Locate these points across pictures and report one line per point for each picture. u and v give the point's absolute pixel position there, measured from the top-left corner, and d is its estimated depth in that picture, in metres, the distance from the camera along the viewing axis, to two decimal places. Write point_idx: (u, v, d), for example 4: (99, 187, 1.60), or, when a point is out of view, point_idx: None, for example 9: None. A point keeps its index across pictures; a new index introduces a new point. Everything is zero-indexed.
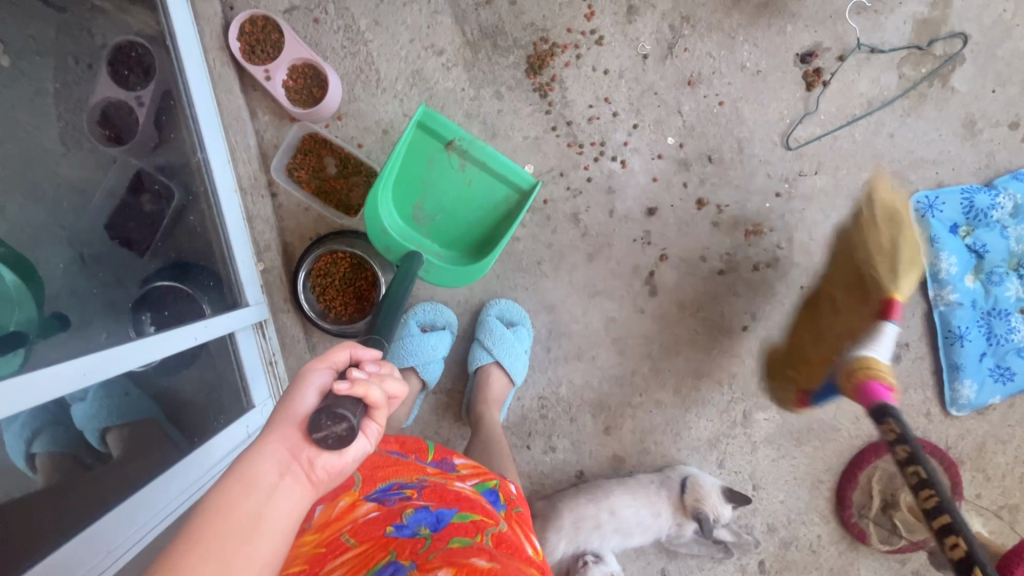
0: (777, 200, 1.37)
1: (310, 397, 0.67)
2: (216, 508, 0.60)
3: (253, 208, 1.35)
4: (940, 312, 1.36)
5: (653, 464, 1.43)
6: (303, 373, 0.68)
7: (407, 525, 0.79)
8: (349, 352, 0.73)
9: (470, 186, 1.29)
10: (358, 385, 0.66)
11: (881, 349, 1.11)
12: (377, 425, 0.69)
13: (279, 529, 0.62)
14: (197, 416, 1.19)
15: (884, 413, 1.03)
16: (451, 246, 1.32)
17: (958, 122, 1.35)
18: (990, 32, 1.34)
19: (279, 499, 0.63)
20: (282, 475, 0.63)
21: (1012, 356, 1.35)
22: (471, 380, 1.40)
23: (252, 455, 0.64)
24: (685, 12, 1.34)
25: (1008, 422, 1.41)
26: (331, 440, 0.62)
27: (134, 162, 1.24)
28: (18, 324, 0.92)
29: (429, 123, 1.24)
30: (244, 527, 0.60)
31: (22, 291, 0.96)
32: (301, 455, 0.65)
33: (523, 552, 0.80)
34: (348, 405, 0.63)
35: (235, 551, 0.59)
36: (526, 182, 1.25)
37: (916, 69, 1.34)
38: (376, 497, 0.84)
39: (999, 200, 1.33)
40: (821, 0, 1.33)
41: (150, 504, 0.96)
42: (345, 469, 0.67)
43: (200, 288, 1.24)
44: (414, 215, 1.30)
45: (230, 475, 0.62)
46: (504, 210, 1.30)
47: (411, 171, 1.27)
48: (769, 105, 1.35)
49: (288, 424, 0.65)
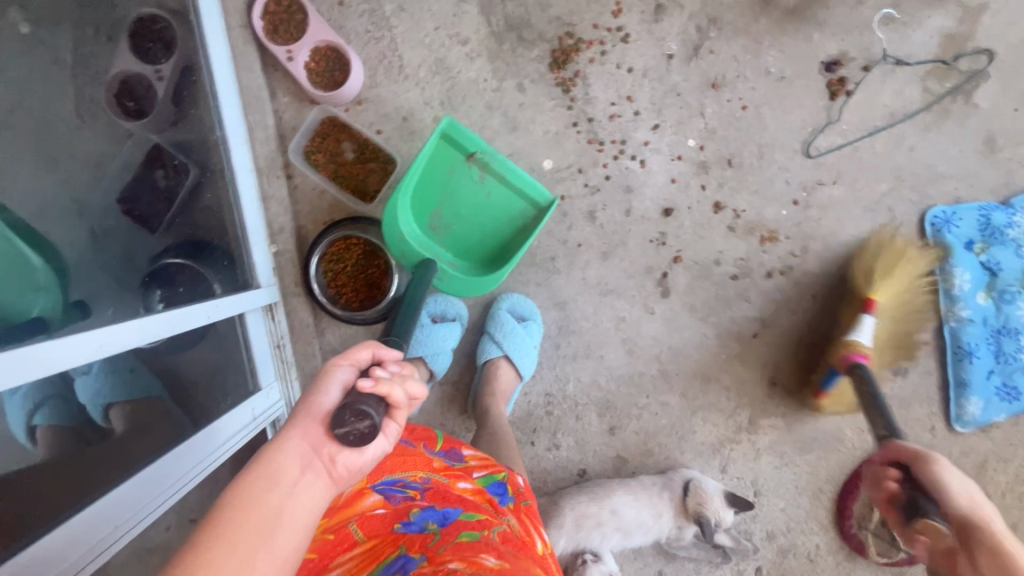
0: (794, 208, 1.36)
1: (333, 392, 0.68)
2: (238, 501, 0.59)
3: (268, 189, 1.33)
4: (951, 328, 1.36)
5: (656, 466, 1.43)
6: (327, 370, 0.70)
7: (414, 522, 0.80)
8: (372, 352, 0.75)
9: (488, 198, 1.29)
10: (382, 384, 0.66)
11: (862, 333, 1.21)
12: (396, 425, 0.69)
13: (300, 527, 0.61)
14: (203, 396, 1.17)
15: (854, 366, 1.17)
16: (465, 256, 1.32)
17: (978, 138, 1.35)
18: (1016, 50, 1.33)
19: (300, 495, 0.62)
20: (303, 470, 0.63)
21: (1019, 375, 1.35)
22: (479, 373, 1.39)
23: (274, 449, 0.63)
24: (712, 14, 1.33)
25: (1011, 441, 1.41)
26: (353, 436, 0.62)
27: (152, 137, 1.23)
28: (41, 310, 0.89)
29: (452, 134, 1.24)
30: (265, 520, 0.59)
31: (48, 279, 0.94)
32: (323, 451, 0.65)
33: (530, 550, 0.80)
34: (371, 402, 0.63)
35: (257, 543, 0.57)
36: (544, 198, 1.25)
37: (940, 83, 1.33)
38: (383, 490, 0.83)
39: (1016, 219, 1.33)
40: (850, 9, 1.32)
41: (148, 488, 0.95)
42: (363, 468, 0.67)
43: (212, 267, 1.23)
44: (431, 223, 1.30)
45: (252, 467, 0.62)
46: (520, 224, 1.30)
47: (431, 180, 1.27)
48: (791, 111, 1.34)
49: (311, 420, 0.66)
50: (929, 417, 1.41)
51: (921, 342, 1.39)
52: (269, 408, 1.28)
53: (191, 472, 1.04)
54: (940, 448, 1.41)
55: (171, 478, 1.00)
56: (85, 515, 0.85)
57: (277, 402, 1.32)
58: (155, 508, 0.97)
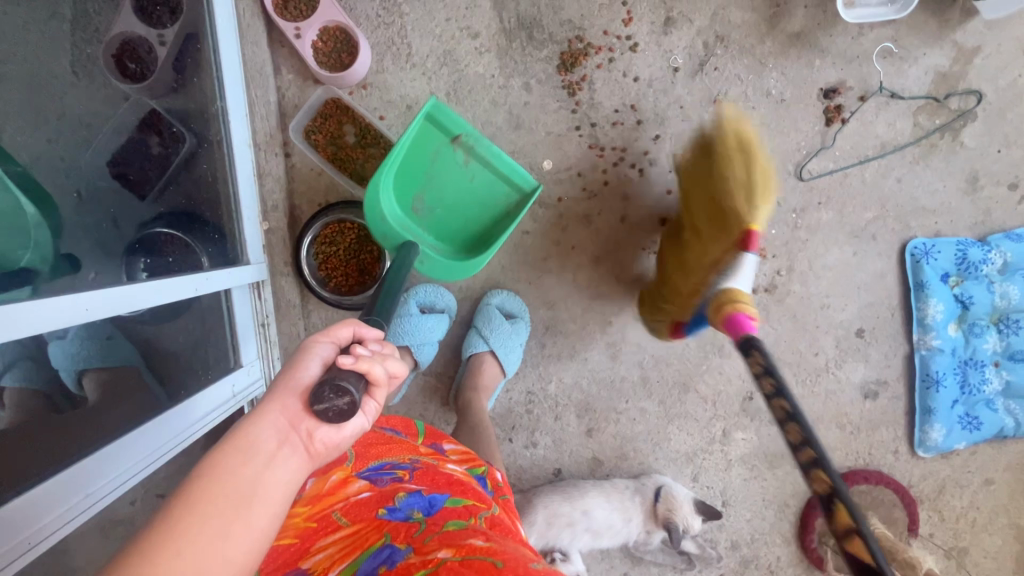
0: (783, 227, 1.40)
1: (313, 368, 0.67)
2: (213, 472, 0.58)
3: (266, 165, 1.32)
4: (921, 355, 1.42)
5: (629, 470, 1.45)
6: (307, 346, 0.68)
7: (399, 508, 0.79)
8: (353, 330, 0.72)
9: (472, 182, 1.30)
10: (362, 361, 0.65)
11: (743, 279, 1.06)
12: (376, 403, 0.69)
13: (275, 500, 0.61)
14: (180, 371, 1.15)
15: (750, 345, 0.98)
16: (447, 240, 1.32)
17: (962, 176, 1.39)
18: (1005, 95, 1.37)
19: (277, 468, 0.62)
20: (281, 444, 0.63)
21: (981, 407, 1.41)
22: (464, 366, 1.40)
23: (251, 421, 0.63)
24: (719, 31, 1.35)
25: (969, 468, 1.47)
26: (331, 412, 0.60)
27: (147, 102, 1.21)
28: (29, 261, 0.88)
29: (438, 116, 1.24)
30: (241, 493, 0.59)
31: (42, 231, 0.94)
32: (301, 426, 0.65)
33: (515, 534, 0.82)
34: (351, 380, 0.62)
35: (234, 515, 0.57)
36: (528, 184, 1.26)
37: (930, 119, 1.38)
38: (368, 476, 0.84)
39: (991, 256, 1.37)
40: (852, 39, 1.36)
41: (116, 461, 0.93)
42: (341, 443, 0.68)
43: (201, 240, 1.21)
44: (413, 206, 1.29)
45: (229, 439, 0.61)
46: (504, 209, 1.30)
47: (414, 161, 1.27)
48: (788, 134, 1.37)
49: (290, 394, 0.65)
50: (894, 440, 1.46)
51: (892, 367, 1.44)
52: (249, 387, 1.27)
53: (164, 447, 1.02)
54: (902, 470, 1.46)
55: (147, 449, 0.99)
56: (59, 480, 0.84)
57: (257, 381, 1.31)
58: (129, 478, 0.95)
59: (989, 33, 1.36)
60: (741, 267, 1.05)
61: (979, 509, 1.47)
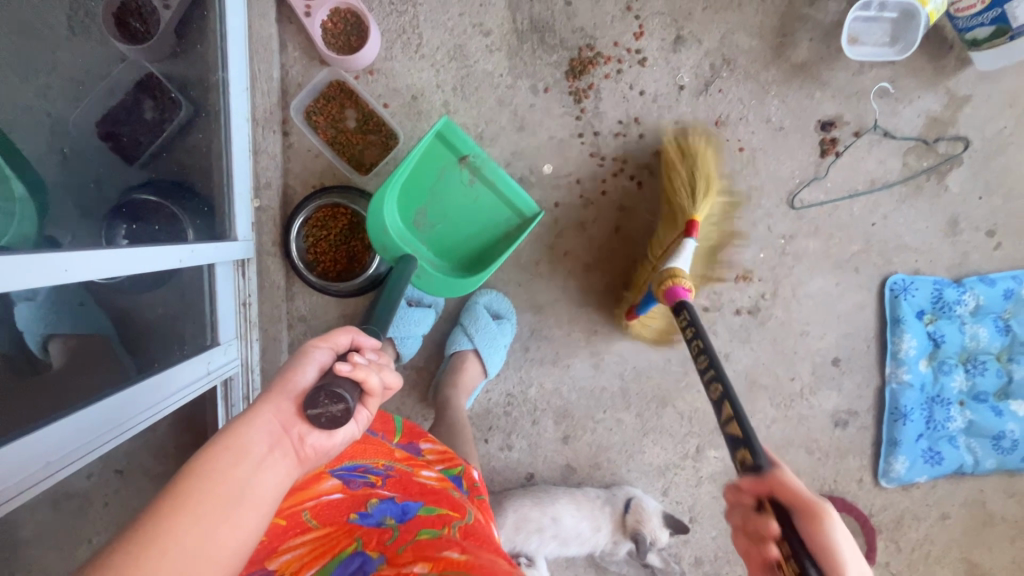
0: (771, 252, 1.42)
1: (310, 372, 0.66)
2: (202, 471, 0.57)
3: (263, 142, 1.30)
4: (892, 389, 1.45)
5: (601, 480, 1.46)
6: (305, 350, 0.68)
7: (372, 514, 0.81)
8: (351, 338, 0.73)
9: (475, 203, 1.30)
10: (359, 370, 0.65)
11: (684, 260, 1.17)
12: (368, 411, 0.68)
13: (264, 503, 0.60)
14: (156, 343, 1.10)
15: (680, 306, 1.09)
16: (445, 257, 1.31)
17: (944, 219, 1.43)
18: (991, 144, 1.42)
19: (266, 473, 0.61)
20: (271, 447, 0.62)
21: (944, 443, 1.45)
22: (445, 363, 1.39)
23: (242, 423, 0.62)
24: (727, 54, 1.38)
25: (928, 501, 1.51)
26: (324, 419, 0.59)
27: (146, 65, 1.18)
28: (9, 237, 0.81)
29: (448, 135, 1.24)
30: (228, 495, 0.57)
31: (27, 208, 0.88)
32: (293, 430, 0.63)
33: (490, 544, 0.81)
34: (346, 386, 0.61)
35: (219, 516, 0.56)
36: (530, 209, 1.27)
37: (919, 160, 1.41)
38: (342, 476, 0.82)
39: (965, 297, 1.42)
40: (853, 75, 1.39)
41: (81, 432, 0.89)
42: (331, 450, 0.66)
43: (190, 212, 1.17)
44: (414, 221, 1.29)
45: (218, 441, 0.60)
46: (504, 231, 1.30)
47: (419, 178, 1.27)
48: (784, 162, 1.40)
49: (284, 398, 0.64)
50: (859, 469, 1.49)
51: (863, 398, 1.48)
52: (224, 365, 1.23)
53: (130, 421, 0.99)
54: (864, 499, 1.50)
55: (113, 422, 0.95)
56: (22, 446, 0.80)
57: (233, 361, 1.27)
58: (92, 450, 0.92)
59: (981, 83, 1.40)
60: (682, 248, 1.17)
61: (935, 543, 1.51)
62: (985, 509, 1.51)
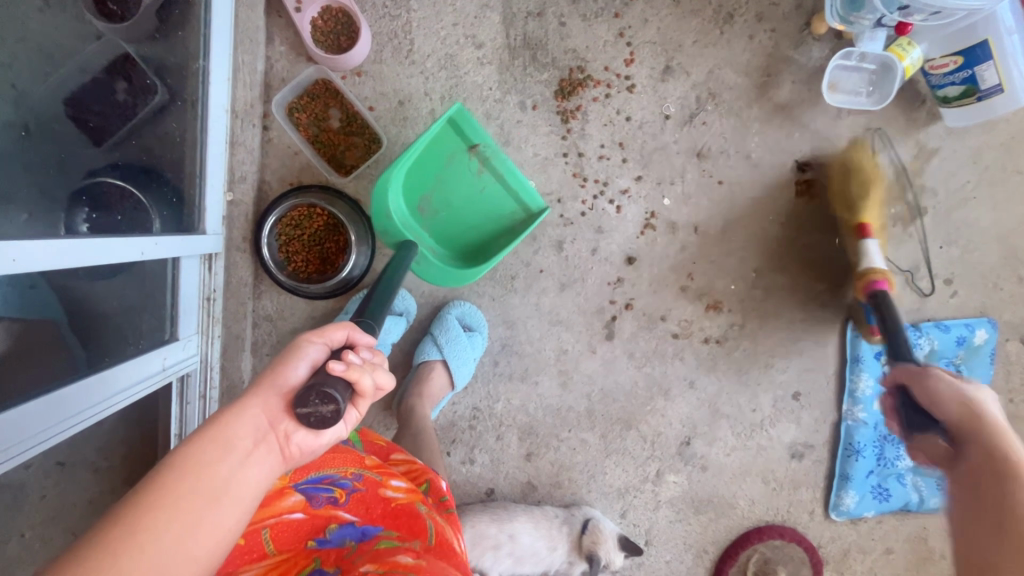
0: (741, 284, 1.45)
1: (301, 369, 0.66)
2: (182, 465, 0.57)
3: (240, 135, 1.26)
4: (847, 425, 1.48)
5: (561, 499, 1.46)
6: (298, 344, 0.67)
7: (330, 538, 0.82)
8: (347, 333, 0.71)
9: (481, 193, 1.31)
10: (352, 369, 0.63)
11: (877, 259, 1.35)
12: (357, 412, 0.67)
13: (243, 503, 0.60)
14: (111, 334, 1.05)
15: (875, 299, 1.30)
16: (446, 244, 1.32)
17: (906, 266, 1.48)
18: (954, 196, 1.47)
19: (249, 470, 0.61)
20: (257, 443, 0.62)
21: (892, 480, 1.50)
22: (412, 372, 1.37)
23: (228, 416, 0.62)
24: (712, 88, 1.40)
25: (873, 536, 1.54)
26: (314, 418, 0.58)
27: (122, 45, 1.12)
28: None
29: (460, 122, 1.25)
30: (209, 492, 0.57)
31: None
32: (279, 427, 0.64)
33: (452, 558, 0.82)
34: (338, 387, 0.60)
35: (197, 514, 0.56)
36: (537, 204, 1.28)
37: (886, 207, 1.46)
38: (305, 491, 0.81)
39: (921, 340, 1.46)
40: (831, 119, 1.43)
41: (21, 427, 0.84)
42: (317, 450, 0.67)
43: (158, 202, 1.12)
44: (419, 205, 1.30)
45: (203, 431, 0.60)
46: (508, 225, 1.31)
47: (429, 162, 1.28)
48: (760, 197, 1.44)
49: (273, 393, 0.64)
50: (810, 501, 1.51)
51: (820, 433, 1.50)
52: (182, 362, 1.19)
53: (76, 417, 0.94)
54: (814, 530, 1.52)
55: (57, 419, 0.90)
56: None
57: (192, 357, 1.23)
58: (32, 447, 0.87)
59: (948, 138, 1.46)
60: (868, 250, 1.35)
61: None
62: (926, 546, 1.54)
